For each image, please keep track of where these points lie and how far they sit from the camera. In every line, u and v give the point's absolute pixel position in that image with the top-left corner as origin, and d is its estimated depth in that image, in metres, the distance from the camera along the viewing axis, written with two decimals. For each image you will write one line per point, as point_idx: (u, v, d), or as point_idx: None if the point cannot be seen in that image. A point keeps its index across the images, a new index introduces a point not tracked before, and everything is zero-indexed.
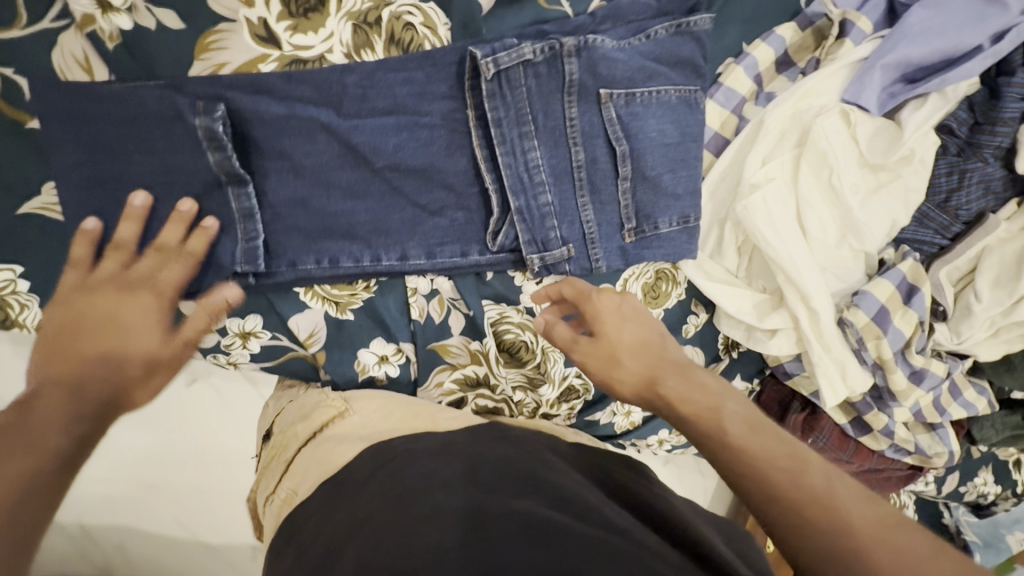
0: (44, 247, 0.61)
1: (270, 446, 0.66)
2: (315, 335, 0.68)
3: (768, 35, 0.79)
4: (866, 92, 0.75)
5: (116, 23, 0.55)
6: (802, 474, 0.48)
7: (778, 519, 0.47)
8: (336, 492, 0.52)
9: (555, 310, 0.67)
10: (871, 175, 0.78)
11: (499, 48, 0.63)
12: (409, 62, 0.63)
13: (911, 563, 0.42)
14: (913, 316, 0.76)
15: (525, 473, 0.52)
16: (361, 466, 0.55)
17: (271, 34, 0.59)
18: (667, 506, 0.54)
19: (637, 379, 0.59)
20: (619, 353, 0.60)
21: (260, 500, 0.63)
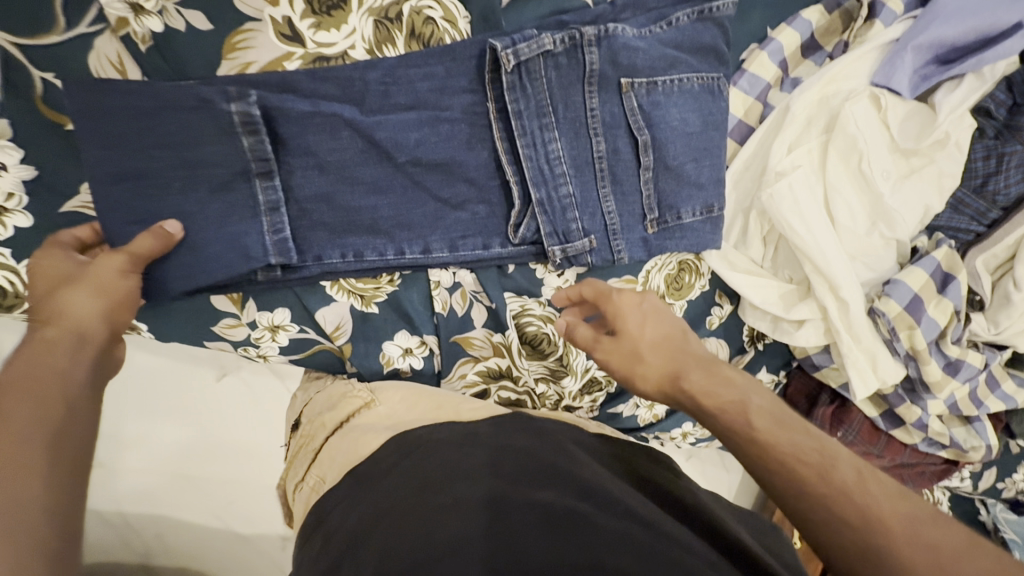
0: None
1: (298, 435, 0.67)
2: (341, 328, 0.69)
3: (792, 20, 0.77)
4: (897, 75, 0.72)
5: (148, 25, 0.56)
6: (832, 470, 0.47)
7: (803, 515, 0.47)
8: (361, 481, 0.54)
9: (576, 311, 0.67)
10: (903, 160, 0.75)
11: (519, 39, 0.63)
12: (430, 56, 0.64)
13: (949, 560, 0.41)
14: (948, 306, 0.73)
15: (548, 463, 0.52)
16: (384, 456, 0.55)
17: (296, 33, 0.60)
18: (688, 496, 0.54)
19: (659, 374, 0.59)
20: (639, 351, 0.60)
21: (289, 487, 0.65)
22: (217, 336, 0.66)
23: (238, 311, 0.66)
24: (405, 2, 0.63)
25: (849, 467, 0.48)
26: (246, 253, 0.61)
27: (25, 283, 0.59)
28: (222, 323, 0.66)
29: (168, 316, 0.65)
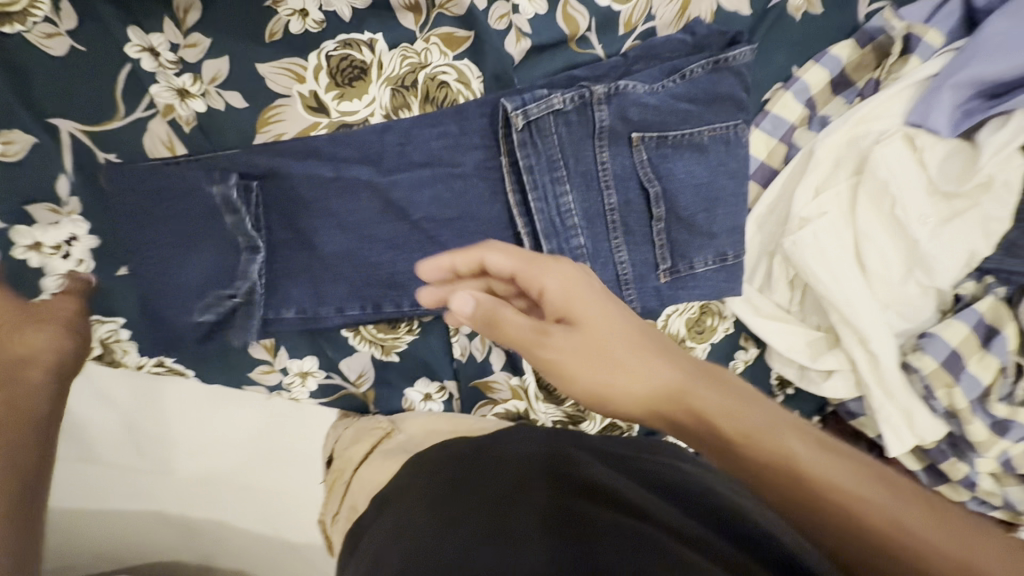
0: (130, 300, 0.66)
1: (332, 469, 0.71)
2: (364, 375, 0.74)
3: (821, 56, 0.75)
4: (934, 115, 0.69)
5: (191, 109, 0.63)
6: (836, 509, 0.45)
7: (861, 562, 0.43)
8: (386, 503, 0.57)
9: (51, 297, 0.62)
10: (944, 203, 0.70)
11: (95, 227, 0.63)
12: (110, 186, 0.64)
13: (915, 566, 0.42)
14: (993, 360, 0.69)
15: (547, 467, 0.56)
16: (402, 480, 0.59)
17: (321, 104, 0.65)
18: (684, 474, 0.59)
19: (644, 390, 0.54)
20: (608, 388, 0.55)
21: (327, 515, 0.69)
22: (253, 381, 0.72)
23: (270, 358, 0.72)
24: (420, 70, 0.66)
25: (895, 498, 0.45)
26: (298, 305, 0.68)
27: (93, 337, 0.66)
28: (257, 369, 0.72)
29: (210, 361, 0.70)
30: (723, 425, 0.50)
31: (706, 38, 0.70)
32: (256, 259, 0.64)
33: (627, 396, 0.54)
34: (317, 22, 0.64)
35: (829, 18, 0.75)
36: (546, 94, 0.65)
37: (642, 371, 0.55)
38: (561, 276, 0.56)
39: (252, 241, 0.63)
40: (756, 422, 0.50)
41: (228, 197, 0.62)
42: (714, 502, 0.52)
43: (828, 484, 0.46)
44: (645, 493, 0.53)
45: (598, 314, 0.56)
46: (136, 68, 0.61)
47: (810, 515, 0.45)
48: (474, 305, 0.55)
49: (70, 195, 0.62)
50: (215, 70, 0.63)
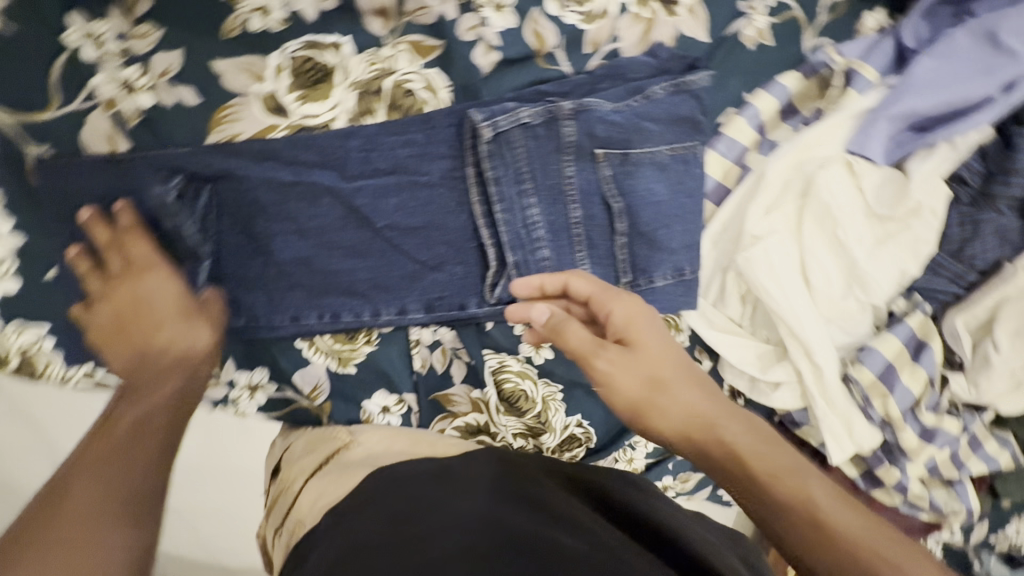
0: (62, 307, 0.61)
1: (278, 482, 0.67)
2: (319, 388, 0.71)
3: (770, 85, 0.79)
4: (870, 143, 0.75)
5: (138, 103, 0.59)
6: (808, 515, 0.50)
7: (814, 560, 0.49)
8: (339, 517, 0.53)
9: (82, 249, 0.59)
10: (879, 226, 0.75)
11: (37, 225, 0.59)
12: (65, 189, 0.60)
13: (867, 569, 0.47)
14: (923, 374, 0.75)
15: (521, 493, 0.55)
16: (361, 492, 0.56)
17: (281, 105, 0.63)
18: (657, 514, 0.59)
19: (687, 416, 0.58)
20: (656, 409, 0.58)
21: (269, 536, 0.64)
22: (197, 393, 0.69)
23: (218, 370, 0.68)
24: (387, 76, 0.65)
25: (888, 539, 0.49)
26: (252, 313, 0.65)
27: (12, 346, 0.61)
28: None
29: None
30: (754, 460, 0.55)
31: (668, 62, 0.73)
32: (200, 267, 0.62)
33: (669, 417, 0.58)
34: (281, 23, 0.62)
35: (778, 50, 0.80)
36: (516, 109, 0.66)
37: (685, 402, 0.58)
38: (627, 305, 0.61)
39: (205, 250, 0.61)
40: (785, 464, 0.54)
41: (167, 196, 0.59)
42: (680, 549, 0.52)
43: (810, 502, 0.51)
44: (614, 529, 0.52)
45: (655, 338, 0.60)
46: (78, 58, 0.58)
47: (772, 505, 0.52)
48: (550, 316, 0.61)
49: None
50: (166, 64, 0.59)
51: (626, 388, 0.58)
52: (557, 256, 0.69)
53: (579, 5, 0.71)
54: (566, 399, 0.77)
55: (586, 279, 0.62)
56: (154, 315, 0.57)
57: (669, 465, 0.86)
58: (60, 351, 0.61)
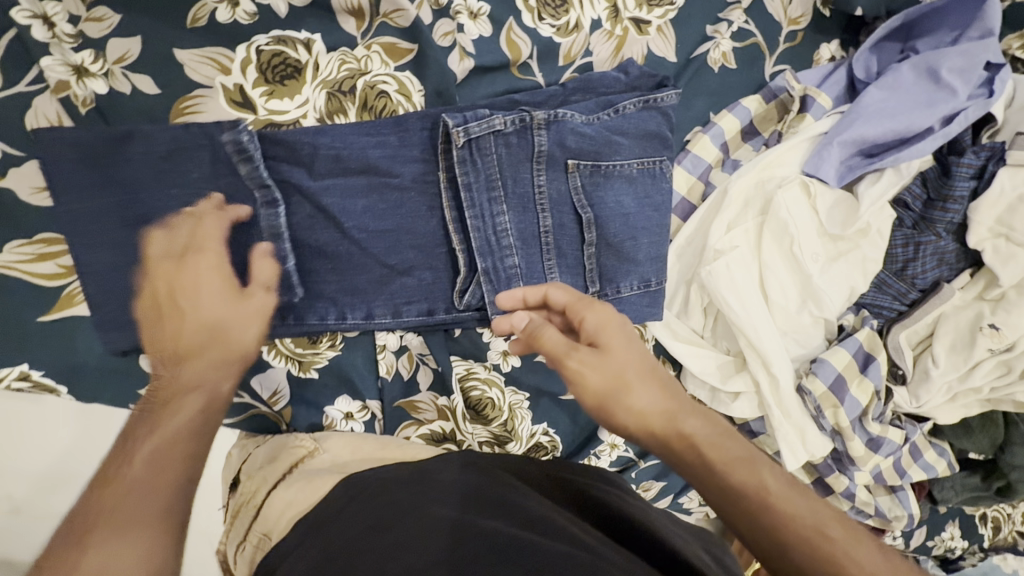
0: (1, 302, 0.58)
1: (237, 494, 0.65)
2: (279, 394, 0.68)
3: (733, 107, 0.83)
4: (824, 166, 0.79)
5: (91, 88, 0.56)
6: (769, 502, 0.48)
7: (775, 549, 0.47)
8: (309, 529, 0.52)
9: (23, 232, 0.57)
10: (831, 243, 0.80)
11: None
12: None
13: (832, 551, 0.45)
14: (870, 385, 0.78)
15: (492, 498, 0.54)
16: (332, 503, 0.55)
17: (247, 99, 0.61)
18: (626, 507, 0.60)
19: (650, 410, 0.55)
20: (621, 401, 0.56)
21: (230, 552, 0.61)
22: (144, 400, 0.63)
23: None
24: (360, 77, 0.65)
25: (835, 523, 0.47)
26: None
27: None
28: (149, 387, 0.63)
29: (88, 378, 0.61)
30: (711, 449, 0.52)
31: (638, 79, 0.75)
32: (277, 214, 0.61)
33: (632, 412, 0.55)
34: (249, 15, 0.60)
35: (741, 74, 0.84)
36: (488, 114, 0.65)
37: (649, 397, 0.56)
38: (600, 311, 0.61)
39: (269, 191, 0.60)
40: (739, 454, 0.52)
41: (239, 143, 0.58)
42: (644, 541, 0.53)
43: (764, 488, 0.49)
44: (581, 523, 0.53)
45: (623, 340, 0.59)
46: (24, 35, 0.54)
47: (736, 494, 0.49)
48: (528, 321, 0.62)
49: None
50: (123, 49, 0.57)
51: (592, 386, 0.57)
52: (526, 263, 0.69)
53: (554, 18, 0.72)
54: (532, 407, 0.77)
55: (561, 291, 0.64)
56: (198, 305, 0.57)
57: (633, 474, 0.87)
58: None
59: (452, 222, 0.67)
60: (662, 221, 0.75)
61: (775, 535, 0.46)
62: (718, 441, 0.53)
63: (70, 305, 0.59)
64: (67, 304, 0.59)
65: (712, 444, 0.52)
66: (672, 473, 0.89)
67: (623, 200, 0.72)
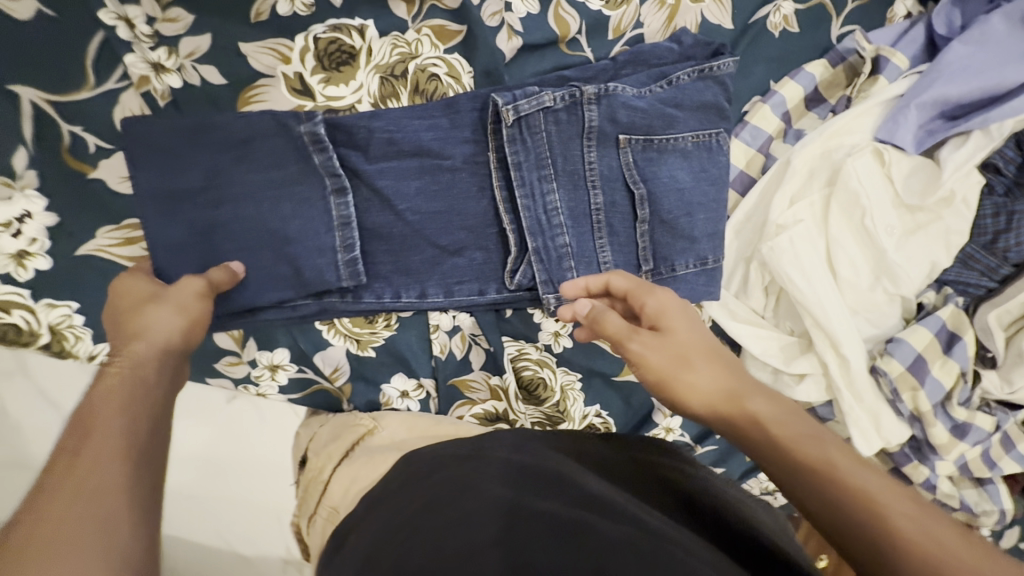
0: (88, 282, 0.62)
1: (306, 471, 0.68)
2: (339, 370, 0.71)
3: (796, 73, 0.78)
4: (900, 131, 0.73)
5: (168, 83, 0.60)
6: (842, 480, 0.44)
7: (855, 542, 0.42)
8: (377, 503, 0.53)
9: (109, 214, 0.62)
10: (909, 215, 0.74)
11: (64, 198, 0.60)
12: (49, 157, 0.59)
13: (921, 538, 0.40)
14: (954, 367, 0.73)
15: (550, 476, 0.53)
16: (395, 476, 0.56)
17: (307, 87, 0.63)
18: (689, 484, 0.58)
19: (713, 391, 0.53)
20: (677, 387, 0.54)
21: (303, 523, 0.65)
22: (219, 372, 0.69)
23: (239, 350, 0.68)
24: (411, 60, 0.66)
25: (912, 503, 0.43)
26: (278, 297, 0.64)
27: (41, 322, 0.62)
28: (224, 361, 0.68)
29: None
30: (779, 431, 0.49)
31: (692, 48, 0.72)
32: (346, 202, 0.64)
33: (696, 393, 0.53)
34: (307, 6, 0.62)
35: (804, 38, 0.79)
36: (537, 92, 0.65)
37: (701, 380, 0.54)
38: (664, 299, 0.59)
39: (339, 180, 0.63)
40: (805, 432, 0.49)
41: (315, 135, 0.62)
42: (711, 519, 0.51)
43: (833, 468, 0.45)
44: (641, 505, 0.51)
45: (682, 322, 0.58)
46: (111, 38, 0.58)
47: (800, 474, 0.46)
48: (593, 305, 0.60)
49: (26, 167, 0.58)
50: (193, 46, 0.61)
51: (646, 361, 0.56)
52: (580, 235, 0.69)
53: None
54: (585, 388, 0.77)
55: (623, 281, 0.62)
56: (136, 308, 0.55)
57: None
58: (93, 328, 0.63)
59: (502, 202, 0.68)
60: (720, 195, 0.72)
61: (850, 514, 0.43)
62: (791, 425, 0.49)
63: None
64: None
65: (769, 422, 0.49)
66: (731, 460, 0.86)
67: (677, 175, 0.70)
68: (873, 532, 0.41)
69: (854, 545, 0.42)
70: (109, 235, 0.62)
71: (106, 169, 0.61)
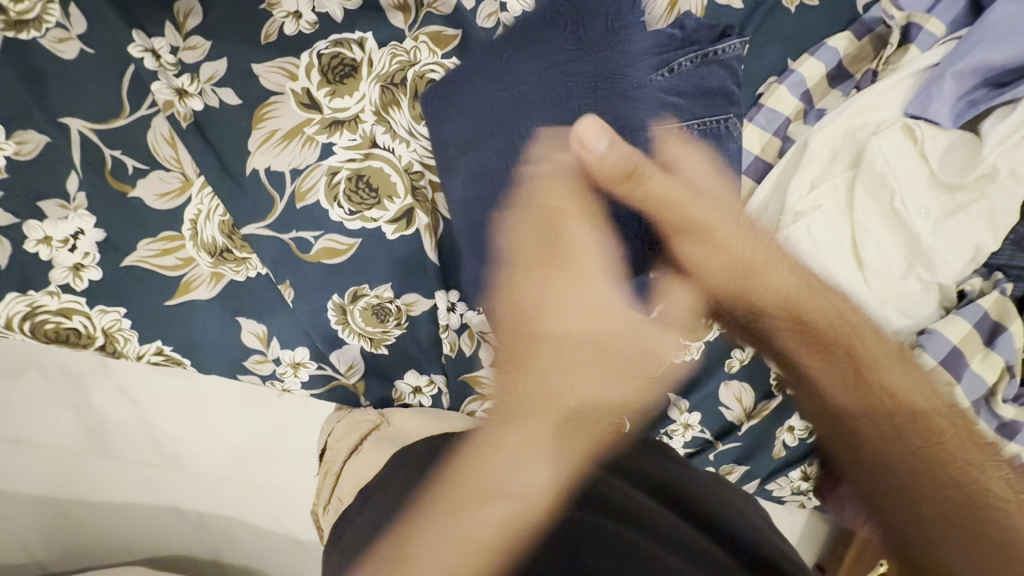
0: (129, 291, 0.68)
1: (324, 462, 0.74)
2: (354, 367, 0.75)
3: (816, 49, 0.73)
4: (934, 104, 0.67)
5: (190, 106, 0.66)
6: (864, 380, 0.58)
7: (839, 439, 0.60)
8: (374, 488, 0.59)
9: (144, 228, 0.68)
10: (947, 195, 0.67)
11: (107, 214, 0.67)
12: (95, 178, 0.66)
13: (924, 424, 0.56)
14: (997, 360, 0.67)
15: (523, 451, 0.59)
16: (388, 468, 0.60)
17: (313, 101, 0.67)
18: (646, 462, 0.63)
19: (740, 255, 0.63)
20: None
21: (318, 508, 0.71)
22: (248, 370, 0.73)
23: (264, 348, 0.73)
24: (410, 68, 0.69)
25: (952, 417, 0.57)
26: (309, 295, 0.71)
27: (96, 327, 0.69)
28: (251, 359, 0.73)
29: (205, 353, 0.72)
30: (826, 327, 0.61)
31: (696, 32, 0.69)
32: None
33: (696, 261, 0.64)
34: (311, 24, 0.67)
35: (823, 12, 0.75)
36: (516, 69, 0.67)
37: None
38: (696, 153, 0.64)
39: None
40: (831, 309, 0.62)
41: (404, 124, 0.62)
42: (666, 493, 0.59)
43: (882, 379, 0.58)
44: (604, 481, 0.57)
45: (705, 209, 0.62)
46: (140, 69, 0.65)
47: (835, 352, 0.60)
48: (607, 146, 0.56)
49: (77, 190, 0.65)
50: (211, 71, 0.66)
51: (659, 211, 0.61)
52: None
53: None
54: None
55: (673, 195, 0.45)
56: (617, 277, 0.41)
57: (711, 456, 0.82)
58: (138, 331, 0.70)
59: None
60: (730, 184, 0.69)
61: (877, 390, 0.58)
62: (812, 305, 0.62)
63: (189, 291, 0.70)
64: (186, 290, 0.70)
65: (806, 311, 0.62)
66: (757, 457, 0.83)
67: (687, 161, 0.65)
68: (871, 431, 0.57)
69: (850, 430, 0.59)
70: (148, 246, 0.68)
71: (142, 188, 0.67)
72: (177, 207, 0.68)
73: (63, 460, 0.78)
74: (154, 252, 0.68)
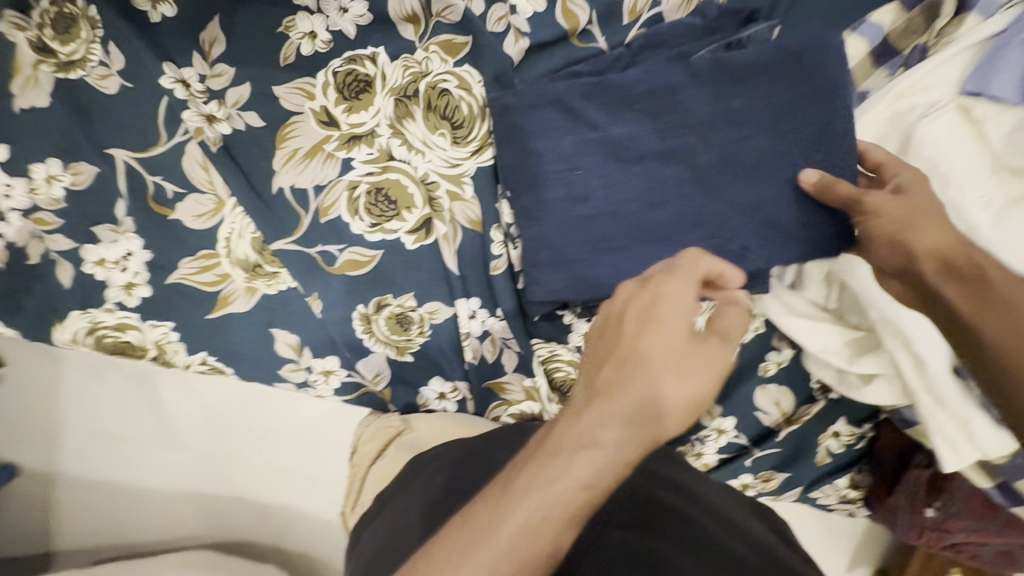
0: (173, 306, 0.73)
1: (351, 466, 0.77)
2: (380, 375, 0.77)
3: (858, 25, 0.66)
4: (997, 80, 0.60)
5: (219, 130, 0.70)
6: None
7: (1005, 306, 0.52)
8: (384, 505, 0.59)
9: (183, 248, 0.72)
10: (1016, 180, 0.60)
11: (151, 236, 0.72)
12: (139, 204, 0.71)
13: None
14: None
15: None
16: (400, 481, 0.60)
17: (332, 118, 0.69)
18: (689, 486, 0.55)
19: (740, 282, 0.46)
20: (653, 402, 0.40)
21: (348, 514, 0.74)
22: (283, 378, 0.77)
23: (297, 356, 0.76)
24: (422, 79, 0.68)
25: None
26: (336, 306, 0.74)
27: (148, 340, 0.75)
28: (285, 367, 0.76)
29: (244, 363, 0.76)
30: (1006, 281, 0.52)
31: (717, 20, 0.66)
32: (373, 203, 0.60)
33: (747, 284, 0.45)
34: (326, 43, 0.68)
35: None
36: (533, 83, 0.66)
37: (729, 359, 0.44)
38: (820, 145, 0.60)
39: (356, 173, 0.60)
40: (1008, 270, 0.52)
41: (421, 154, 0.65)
42: None
43: None
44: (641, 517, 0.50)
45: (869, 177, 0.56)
46: (172, 100, 0.69)
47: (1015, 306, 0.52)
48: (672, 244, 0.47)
49: (125, 215, 0.71)
50: (237, 95, 0.69)
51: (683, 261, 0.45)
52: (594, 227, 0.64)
53: None
54: None
55: (702, 255, 0.45)
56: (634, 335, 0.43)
57: (747, 463, 0.77)
58: (184, 342, 0.75)
59: None
60: None
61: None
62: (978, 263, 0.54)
63: (227, 305, 0.74)
64: (224, 304, 0.74)
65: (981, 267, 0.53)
66: (800, 464, 0.77)
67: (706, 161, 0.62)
68: None
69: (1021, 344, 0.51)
70: (189, 263, 0.73)
71: (180, 211, 0.71)
72: (212, 227, 0.72)
73: (128, 454, 0.84)
74: (194, 270, 0.73)
